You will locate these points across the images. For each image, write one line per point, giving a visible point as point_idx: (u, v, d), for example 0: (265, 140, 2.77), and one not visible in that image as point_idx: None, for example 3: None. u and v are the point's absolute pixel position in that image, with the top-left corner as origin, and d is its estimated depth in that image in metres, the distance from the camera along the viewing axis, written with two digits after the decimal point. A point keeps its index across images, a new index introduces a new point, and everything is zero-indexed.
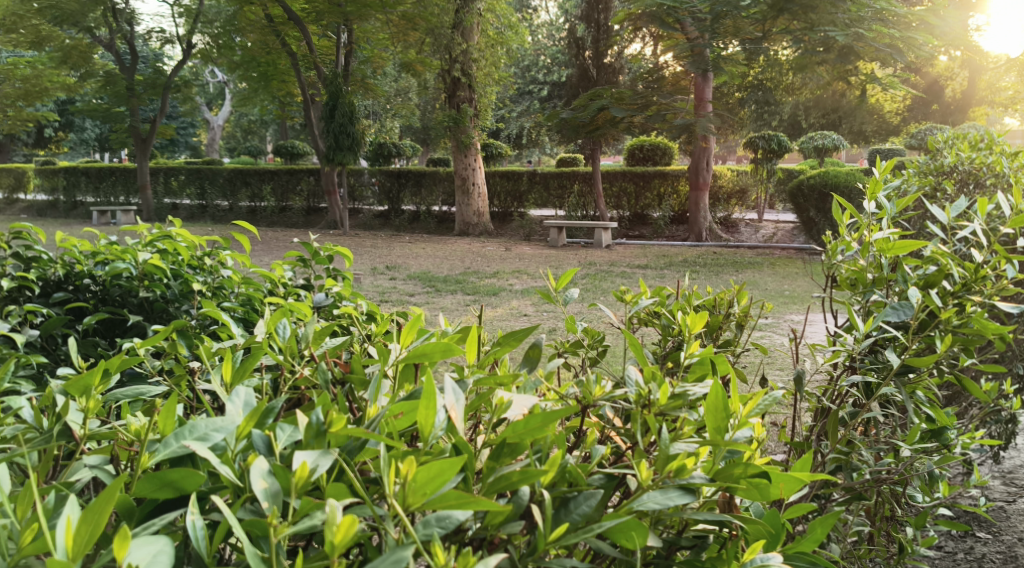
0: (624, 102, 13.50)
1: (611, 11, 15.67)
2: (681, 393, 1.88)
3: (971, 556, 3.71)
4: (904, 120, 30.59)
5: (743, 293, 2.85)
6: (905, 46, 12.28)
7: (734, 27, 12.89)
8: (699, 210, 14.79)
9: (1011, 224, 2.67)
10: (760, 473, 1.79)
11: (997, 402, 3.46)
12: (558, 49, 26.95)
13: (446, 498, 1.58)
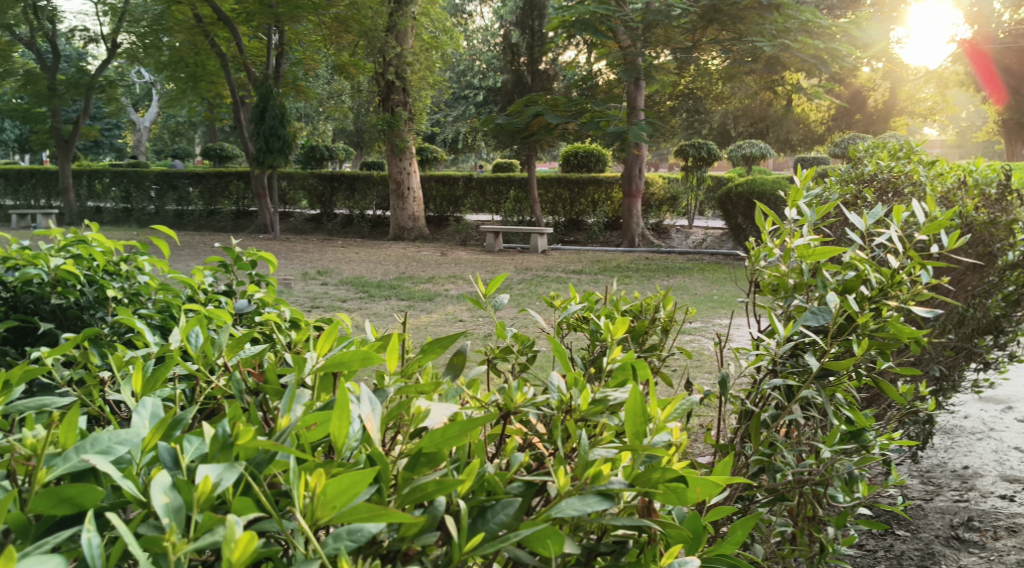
0: (558, 109, 13.60)
1: (545, 18, 15.89)
2: (601, 399, 1.91)
3: (891, 553, 3.81)
4: (828, 130, 31.25)
5: (668, 299, 2.89)
6: (830, 57, 12.57)
7: (666, 36, 13.04)
8: (632, 216, 15.01)
9: (925, 232, 2.75)
10: (678, 478, 1.80)
11: (915, 404, 3.55)
12: (493, 54, 26.99)
13: (357, 511, 1.57)
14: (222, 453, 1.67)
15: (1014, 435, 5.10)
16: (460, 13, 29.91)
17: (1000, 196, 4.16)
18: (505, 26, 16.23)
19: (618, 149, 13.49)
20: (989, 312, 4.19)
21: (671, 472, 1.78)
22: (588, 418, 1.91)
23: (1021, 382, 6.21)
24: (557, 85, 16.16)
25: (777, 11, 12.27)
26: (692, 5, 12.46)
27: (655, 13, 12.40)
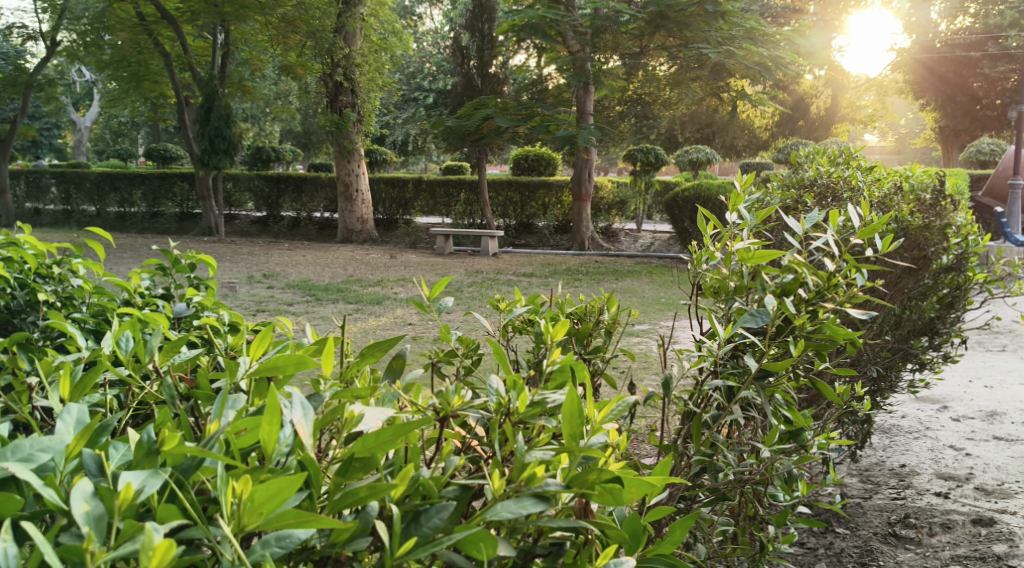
0: (508, 112, 13.52)
1: (495, 22, 15.95)
2: (539, 401, 1.91)
3: (830, 551, 3.87)
4: (773, 136, 31.80)
5: (613, 301, 2.92)
6: (773, 64, 12.83)
7: (614, 42, 13.05)
8: (582, 220, 15.06)
9: (860, 236, 2.81)
10: (615, 479, 1.80)
11: (852, 403, 3.62)
12: (442, 56, 26.89)
13: (285, 517, 1.51)
14: (147, 460, 1.62)
15: (949, 433, 5.23)
16: (409, 15, 29.80)
17: (934, 201, 4.32)
18: (454, 29, 16.25)
19: (568, 153, 13.58)
20: (925, 315, 4.28)
21: (607, 473, 1.78)
22: (527, 421, 1.90)
23: (957, 383, 6.37)
24: (507, 89, 16.24)
25: (722, 18, 12.49)
26: (639, 11, 12.57)
27: (604, 19, 12.45)
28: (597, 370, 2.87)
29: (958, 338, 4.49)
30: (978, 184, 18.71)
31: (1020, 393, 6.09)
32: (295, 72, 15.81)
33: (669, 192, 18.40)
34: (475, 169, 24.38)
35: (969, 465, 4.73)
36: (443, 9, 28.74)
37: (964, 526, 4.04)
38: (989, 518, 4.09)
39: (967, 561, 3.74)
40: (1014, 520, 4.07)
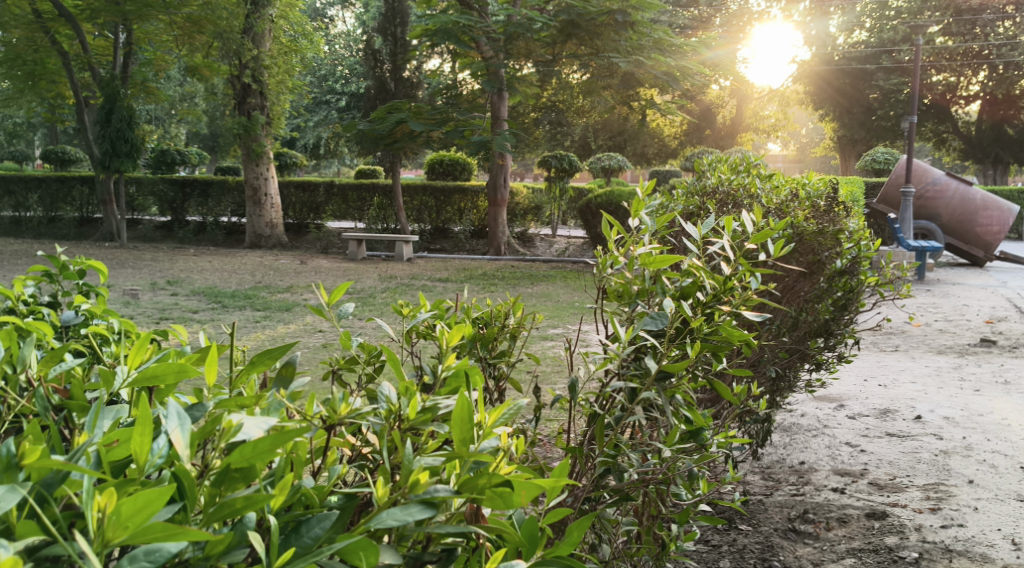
0: (422, 116, 13.50)
1: (408, 26, 15.95)
2: (431, 407, 1.91)
3: (734, 548, 3.96)
4: (681, 144, 32.49)
5: (518, 305, 2.94)
6: (681, 74, 13.26)
7: (526, 49, 13.16)
8: (498, 225, 15.10)
9: (754, 241, 2.90)
10: (503, 482, 1.81)
11: (749, 401, 3.73)
12: (355, 60, 26.55)
13: (152, 530, 1.45)
14: (8, 475, 1.54)
15: (845, 430, 5.42)
16: (320, 17, 29.42)
17: (828, 208, 4.47)
18: (365, 33, 16.19)
19: (482, 158, 13.65)
20: (820, 316, 4.42)
21: (497, 478, 1.78)
22: (416, 427, 1.90)
23: (854, 382, 6.61)
24: (420, 93, 16.10)
25: (632, 28, 12.59)
26: (551, 19, 12.64)
27: (517, 26, 12.56)
28: (502, 375, 2.88)
29: (851, 339, 4.66)
30: (874, 192, 19.46)
31: (912, 391, 6.35)
32: (200, 73, 15.49)
33: (582, 199, 18.62)
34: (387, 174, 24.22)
35: (864, 461, 4.90)
36: (354, 12, 28.51)
37: (858, 520, 4.18)
38: (883, 511, 4.24)
39: (861, 554, 3.87)
40: (905, 513, 4.23)
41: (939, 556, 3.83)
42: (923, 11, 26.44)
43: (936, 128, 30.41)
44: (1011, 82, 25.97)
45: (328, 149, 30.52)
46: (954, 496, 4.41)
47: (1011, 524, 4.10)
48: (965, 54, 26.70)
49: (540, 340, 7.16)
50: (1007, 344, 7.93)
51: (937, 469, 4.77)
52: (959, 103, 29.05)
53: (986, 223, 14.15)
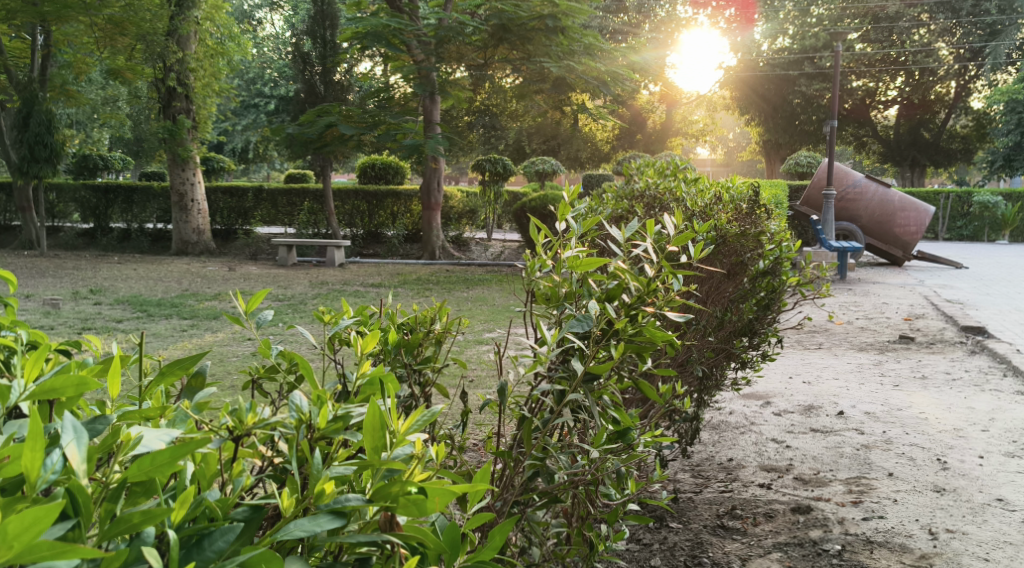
0: (352, 119, 13.23)
1: (338, 29, 15.80)
2: (343, 416, 1.90)
3: (665, 546, 4.00)
4: (613, 148, 32.86)
5: (444, 311, 2.93)
6: (611, 79, 13.42)
7: (458, 52, 13.16)
8: (432, 229, 15.04)
9: (675, 244, 2.94)
10: (416, 489, 1.80)
11: (676, 401, 3.78)
12: (285, 62, 26.05)
13: (39, 549, 1.41)
14: None
15: (771, 427, 5.52)
16: (248, 19, 28.72)
17: (750, 210, 4.56)
18: (294, 36, 16.04)
19: (415, 162, 13.62)
20: (745, 316, 4.49)
21: (411, 485, 1.79)
22: (328, 436, 1.89)
23: (780, 380, 6.73)
24: (351, 96, 16.04)
25: (562, 34, 12.70)
26: (483, 24, 12.63)
27: (448, 29, 12.31)
28: (428, 380, 2.84)
29: (774, 338, 4.74)
30: (798, 194, 19.93)
31: (835, 387, 6.50)
32: (122, 76, 15.03)
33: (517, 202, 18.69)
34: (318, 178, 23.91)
35: (789, 456, 5.00)
36: (282, 14, 28.08)
37: (784, 515, 4.26)
38: (807, 505, 4.34)
39: (786, 547, 3.95)
40: (829, 506, 4.33)
41: (862, 547, 3.92)
42: (843, 18, 27.76)
43: (857, 133, 31.34)
44: (926, 88, 27.11)
45: (256, 152, 30.01)
46: (875, 489, 4.53)
47: (928, 514, 4.24)
48: (883, 60, 27.50)
49: (475, 345, 7.12)
50: (925, 341, 8.18)
51: (859, 463, 4.89)
52: (877, 107, 30.06)
53: (905, 223, 14.57)
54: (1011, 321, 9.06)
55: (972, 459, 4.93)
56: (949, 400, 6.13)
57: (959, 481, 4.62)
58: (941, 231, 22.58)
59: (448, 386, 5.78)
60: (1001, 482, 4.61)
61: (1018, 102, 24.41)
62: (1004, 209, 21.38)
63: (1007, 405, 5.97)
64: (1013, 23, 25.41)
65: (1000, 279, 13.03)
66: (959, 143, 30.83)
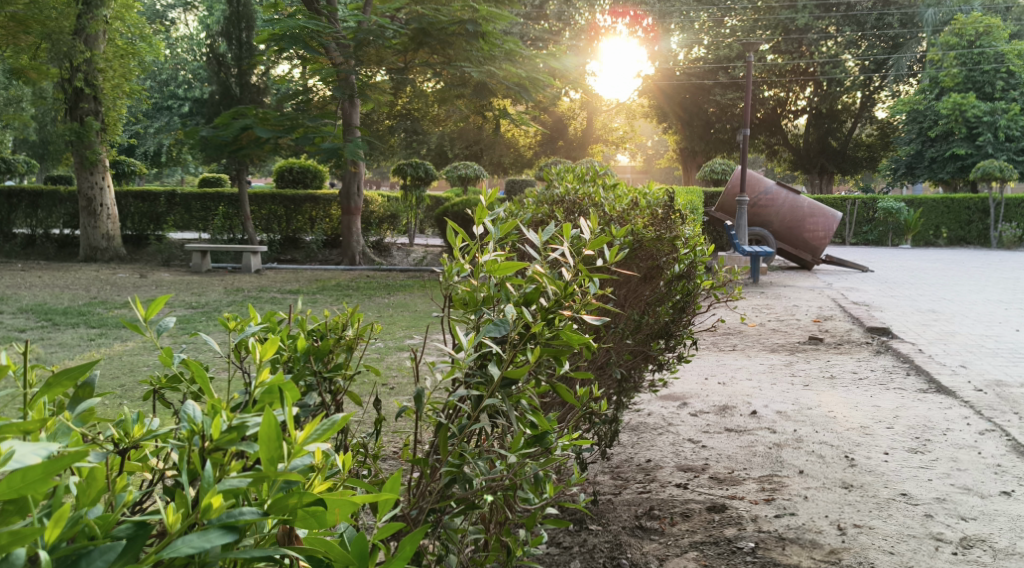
0: (268, 122, 13.06)
1: (253, 31, 15.55)
2: (237, 426, 1.87)
3: (584, 548, 4.01)
4: (535, 155, 33.19)
5: (355, 317, 2.90)
6: (531, 85, 13.57)
7: (378, 56, 12.98)
8: (351, 234, 14.84)
9: (592, 247, 2.95)
10: (315, 501, 1.84)
11: (592, 403, 3.78)
12: (199, 64, 25.60)
13: None
14: None
15: (687, 427, 5.60)
16: (160, 19, 27.99)
17: (666, 215, 4.58)
18: (208, 37, 15.70)
19: (333, 165, 13.51)
20: (661, 319, 4.49)
21: (307, 498, 1.80)
22: (222, 447, 1.85)
23: (695, 380, 6.84)
24: (267, 99, 15.72)
25: (483, 39, 12.62)
26: (402, 27, 12.46)
27: (367, 32, 12.15)
28: (338, 389, 2.81)
29: (690, 339, 4.75)
30: (712, 200, 20.38)
31: (748, 387, 6.63)
32: (26, 77, 13.86)
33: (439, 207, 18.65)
34: (234, 183, 23.49)
35: (704, 456, 5.07)
36: (197, 14, 27.55)
37: (700, 514, 4.32)
38: (722, 504, 4.40)
39: (703, 546, 4.01)
40: (743, 505, 4.41)
41: (775, 544, 4.00)
42: (755, 30, 28.08)
43: (768, 141, 32.11)
44: (834, 97, 28.04)
45: (169, 156, 29.35)
46: (786, 487, 4.63)
47: (837, 510, 4.34)
48: (793, 71, 28.39)
49: (395, 352, 7.05)
50: (833, 342, 8.41)
51: (772, 461, 4.98)
52: (788, 117, 30.87)
53: (813, 229, 14.97)
54: (913, 322, 9.39)
55: (877, 456, 5.08)
56: (856, 398, 6.30)
57: (867, 478, 4.75)
58: (848, 236, 23.23)
59: (364, 394, 5.72)
60: (905, 477, 4.75)
61: (920, 113, 25.37)
62: (907, 215, 22.21)
63: (911, 403, 6.16)
64: (914, 36, 26.60)
65: (904, 282, 13.50)
66: (864, 151, 32.37)
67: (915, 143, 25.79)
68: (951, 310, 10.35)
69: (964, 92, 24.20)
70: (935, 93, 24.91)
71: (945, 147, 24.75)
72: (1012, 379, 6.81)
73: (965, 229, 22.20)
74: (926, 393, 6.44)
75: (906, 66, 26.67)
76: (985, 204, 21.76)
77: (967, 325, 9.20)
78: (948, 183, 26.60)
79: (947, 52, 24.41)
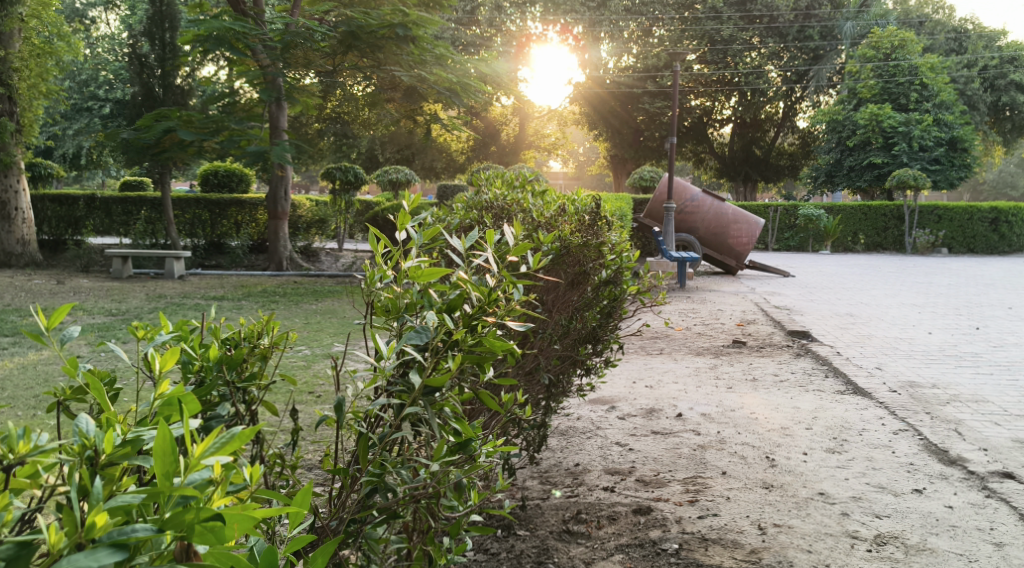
0: (192, 126, 12.58)
1: (178, 31, 15.22)
2: (134, 440, 2.05)
3: (511, 554, 4.02)
4: (467, 159, 33.29)
5: (272, 325, 2.87)
6: (463, 91, 13.63)
7: (305, 58, 12.77)
8: (279, 239, 14.65)
9: (515, 254, 2.96)
10: (212, 517, 1.96)
11: (517, 410, 3.77)
12: (121, 64, 24.91)
13: None
14: None
15: (615, 431, 5.64)
16: (80, 18, 27.33)
17: (592, 222, 4.67)
18: (130, 37, 15.34)
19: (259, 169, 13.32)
20: (589, 324, 4.52)
21: (204, 513, 1.94)
22: (117, 462, 2.03)
23: (623, 384, 6.89)
24: (191, 101, 15.40)
25: (412, 43, 12.51)
26: (331, 30, 12.25)
27: (295, 34, 11.93)
28: (253, 398, 2.76)
29: (616, 343, 4.79)
30: (641, 208, 20.60)
31: (673, 390, 6.72)
32: None
33: (369, 213, 18.49)
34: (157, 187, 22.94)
35: (631, 459, 5.13)
36: (118, 15, 26.87)
37: (626, 516, 4.35)
38: (647, 506, 4.45)
39: (628, 549, 4.04)
40: (667, 506, 4.46)
41: (697, 545, 4.06)
42: (682, 40, 28.62)
43: (695, 150, 32.62)
44: (758, 108, 28.38)
45: (89, 159, 28.54)
46: (709, 487, 4.70)
47: (758, 511, 4.42)
48: (718, 80, 28.89)
49: (322, 360, 6.93)
50: (755, 345, 8.58)
51: (695, 462, 5.06)
52: (714, 126, 31.31)
53: (737, 234, 15.28)
54: (832, 326, 9.62)
55: (797, 456, 5.19)
56: (777, 400, 6.44)
57: (786, 478, 4.84)
58: (770, 242, 23.70)
59: (291, 403, 5.65)
60: (822, 477, 4.87)
61: (838, 123, 26.17)
62: (826, 221, 22.78)
63: (829, 404, 6.32)
64: (833, 49, 27.32)
65: (823, 287, 13.83)
66: (786, 160, 33.28)
67: (835, 152, 26.49)
68: (868, 313, 10.65)
69: (880, 104, 24.95)
70: (854, 103, 25.67)
71: (862, 156, 25.45)
72: (926, 380, 7.04)
73: (881, 235, 22.90)
74: (843, 395, 6.59)
75: (826, 78, 27.57)
76: (900, 211, 22.49)
77: (884, 328, 9.48)
78: (866, 191, 27.36)
79: (864, 64, 25.20)
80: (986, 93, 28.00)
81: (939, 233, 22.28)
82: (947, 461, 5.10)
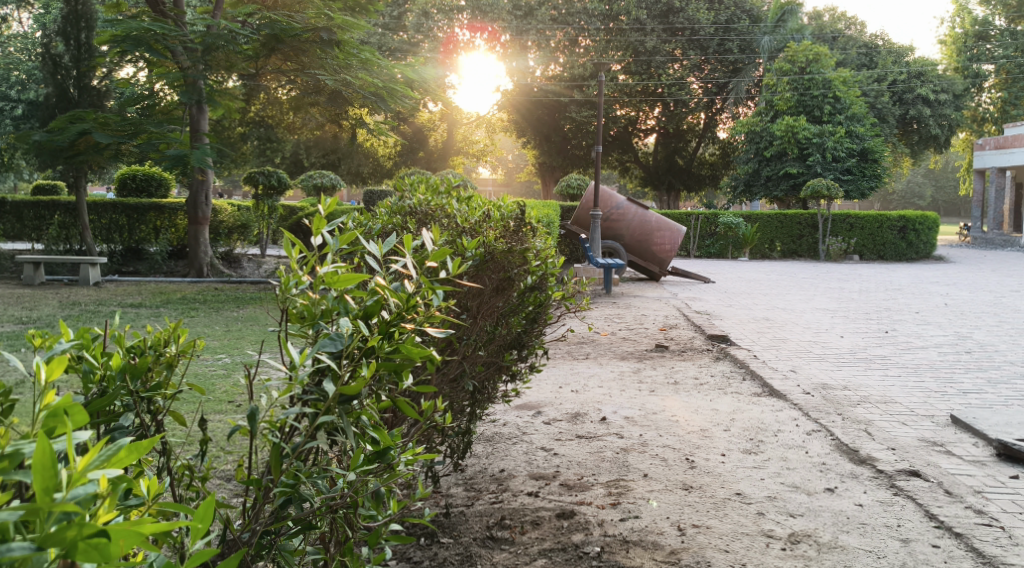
0: (108, 128, 12.25)
1: (94, 31, 14.89)
2: (14, 453, 1.97)
3: (434, 561, 4.00)
4: (394, 165, 33.16)
5: (180, 332, 2.79)
6: (387, 96, 13.42)
7: (228, 61, 12.00)
8: (199, 244, 14.32)
9: (434, 259, 2.93)
10: (96, 532, 1.93)
11: (439, 416, 3.75)
12: (35, 64, 24.06)
13: None
14: None
15: (540, 435, 5.66)
16: None
17: (517, 227, 4.65)
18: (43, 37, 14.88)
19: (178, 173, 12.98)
20: (513, 330, 4.54)
21: (88, 528, 1.91)
22: None
23: (549, 390, 6.91)
24: (108, 103, 14.92)
25: (338, 47, 12.49)
26: (254, 32, 12.07)
27: (215, 36, 11.53)
28: (158, 408, 2.69)
29: (539, 349, 4.80)
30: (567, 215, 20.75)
31: (598, 394, 6.77)
32: None
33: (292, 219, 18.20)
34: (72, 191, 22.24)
35: (556, 463, 5.14)
36: (32, 13, 25.94)
37: (549, 521, 4.36)
38: (571, 510, 4.47)
39: (550, 553, 4.05)
40: (590, 510, 4.49)
41: (619, 547, 4.10)
42: (607, 50, 28.25)
43: (619, 158, 33.01)
44: (679, 119, 29.23)
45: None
46: (631, 490, 4.74)
47: (677, 511, 4.48)
48: (643, 90, 28.89)
49: (243, 368, 6.78)
50: (677, 349, 8.69)
51: (618, 465, 5.10)
52: (638, 136, 31.71)
53: (661, 241, 15.51)
54: (751, 330, 9.81)
55: (716, 457, 5.28)
56: (697, 402, 6.55)
57: (705, 478, 4.93)
58: (692, 249, 23.94)
59: (212, 414, 5.52)
60: (740, 477, 4.96)
61: (756, 134, 26.61)
62: (744, 229, 23.17)
63: (747, 406, 6.45)
64: (751, 62, 28.41)
65: (741, 292, 14.09)
66: (707, 169, 33.91)
67: (753, 163, 26.94)
68: (785, 318, 10.88)
69: (797, 115, 25.52)
70: (771, 115, 26.20)
71: (779, 166, 26.01)
72: (840, 381, 7.23)
73: (796, 243, 23.46)
74: (760, 397, 6.73)
75: (745, 90, 28.50)
76: (815, 219, 23.10)
77: (799, 332, 9.71)
78: (783, 199, 28.00)
79: (781, 77, 25.72)
80: (896, 106, 28.94)
81: (851, 241, 22.92)
82: (858, 461, 5.24)
